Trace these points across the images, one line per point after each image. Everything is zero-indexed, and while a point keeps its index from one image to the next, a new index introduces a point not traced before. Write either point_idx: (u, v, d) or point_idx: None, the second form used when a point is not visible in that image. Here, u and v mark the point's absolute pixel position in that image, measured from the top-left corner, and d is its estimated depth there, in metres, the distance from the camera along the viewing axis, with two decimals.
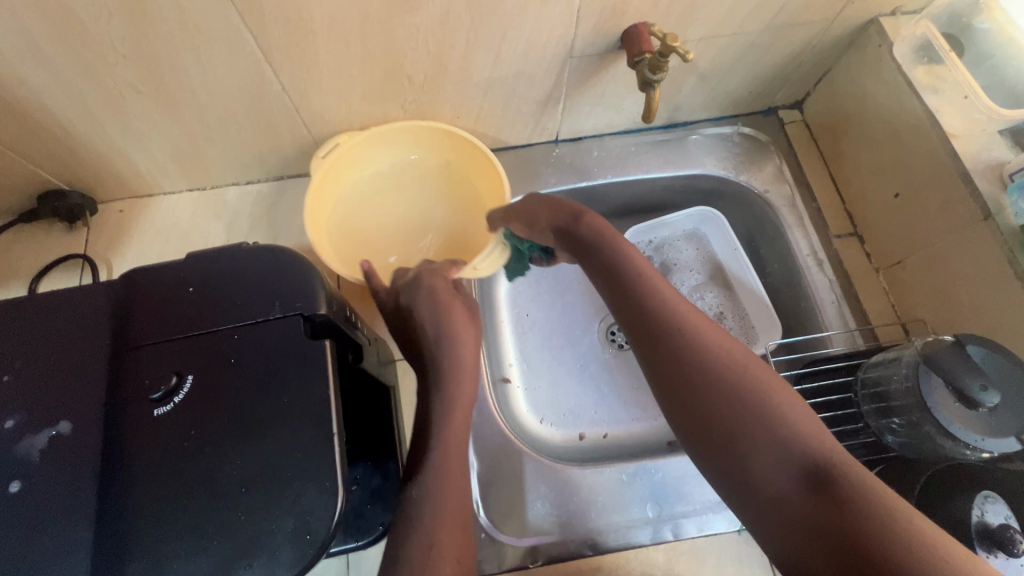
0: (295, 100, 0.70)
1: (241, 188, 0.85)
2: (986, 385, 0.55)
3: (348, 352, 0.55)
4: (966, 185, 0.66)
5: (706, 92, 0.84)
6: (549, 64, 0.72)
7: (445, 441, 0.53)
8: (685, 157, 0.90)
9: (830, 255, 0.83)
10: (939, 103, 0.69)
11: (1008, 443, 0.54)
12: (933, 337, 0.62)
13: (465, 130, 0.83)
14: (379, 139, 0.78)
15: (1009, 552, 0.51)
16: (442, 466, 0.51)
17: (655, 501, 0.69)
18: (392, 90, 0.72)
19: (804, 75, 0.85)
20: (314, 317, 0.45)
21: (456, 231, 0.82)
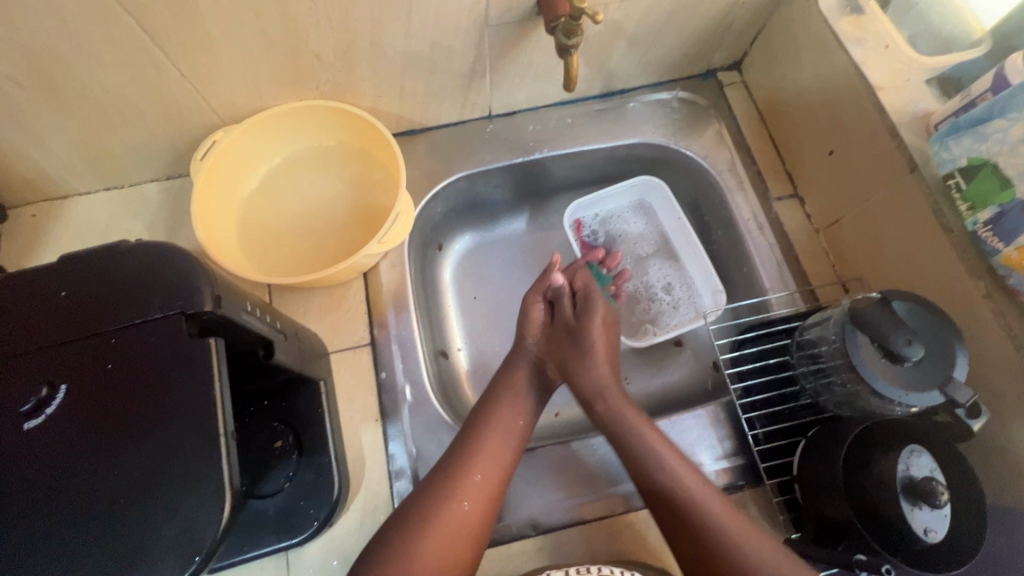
0: (197, 86, 0.66)
1: (162, 184, 0.81)
2: (911, 339, 0.54)
3: (258, 348, 0.53)
4: (893, 139, 0.64)
5: (640, 57, 0.82)
6: (465, 35, 0.69)
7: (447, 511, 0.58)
8: (623, 126, 0.87)
9: (771, 218, 0.81)
10: (864, 55, 0.68)
11: (932, 396, 0.54)
12: (861, 295, 0.60)
13: (391, 110, 0.80)
14: (259, 131, 0.73)
15: (932, 504, 0.51)
16: (420, 531, 0.57)
17: (600, 476, 0.69)
18: (302, 71, 0.68)
19: (738, 35, 0.82)
20: (198, 314, 0.42)
21: (364, 206, 0.78)
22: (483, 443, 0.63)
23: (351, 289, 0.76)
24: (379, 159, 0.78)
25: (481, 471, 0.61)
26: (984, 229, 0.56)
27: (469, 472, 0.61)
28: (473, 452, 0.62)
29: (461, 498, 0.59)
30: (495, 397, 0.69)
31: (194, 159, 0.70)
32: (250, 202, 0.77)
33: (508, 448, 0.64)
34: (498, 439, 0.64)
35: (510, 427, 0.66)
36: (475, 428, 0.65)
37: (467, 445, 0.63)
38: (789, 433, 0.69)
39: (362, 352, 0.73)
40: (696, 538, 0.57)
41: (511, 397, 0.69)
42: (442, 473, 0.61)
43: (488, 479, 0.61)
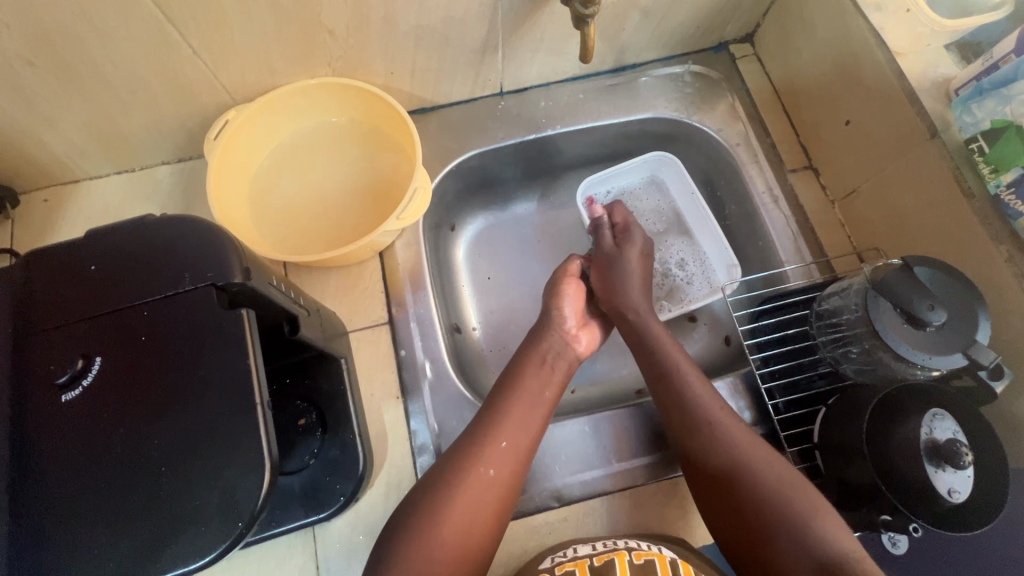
0: (210, 64, 0.66)
1: (172, 166, 0.80)
2: (933, 304, 0.54)
3: (283, 323, 0.53)
4: (913, 105, 0.64)
5: (653, 30, 0.81)
6: (478, 7, 0.68)
7: (470, 478, 0.58)
8: (635, 101, 0.87)
9: (786, 190, 0.81)
10: (883, 21, 0.67)
11: (955, 358, 0.54)
12: (882, 262, 0.61)
13: (402, 87, 0.79)
14: (271, 109, 0.72)
15: (956, 467, 0.52)
16: (450, 502, 0.57)
17: (620, 448, 0.70)
18: (313, 47, 0.67)
19: (752, 5, 0.81)
20: (229, 286, 0.42)
21: (379, 184, 0.77)
22: (508, 413, 0.63)
23: (367, 268, 0.76)
24: (392, 136, 0.77)
25: (508, 437, 0.61)
26: (1007, 191, 0.56)
27: (496, 438, 0.61)
28: (498, 421, 0.62)
29: (485, 462, 0.59)
30: (517, 374, 0.68)
31: (207, 139, 0.70)
32: (263, 184, 0.76)
33: (534, 419, 0.64)
34: (525, 405, 0.64)
35: (537, 399, 0.66)
36: (498, 403, 0.65)
37: (490, 417, 0.63)
38: (808, 402, 0.70)
39: (381, 331, 0.73)
40: (736, 500, 0.57)
41: (536, 375, 0.68)
42: (464, 445, 0.61)
43: (517, 442, 0.62)
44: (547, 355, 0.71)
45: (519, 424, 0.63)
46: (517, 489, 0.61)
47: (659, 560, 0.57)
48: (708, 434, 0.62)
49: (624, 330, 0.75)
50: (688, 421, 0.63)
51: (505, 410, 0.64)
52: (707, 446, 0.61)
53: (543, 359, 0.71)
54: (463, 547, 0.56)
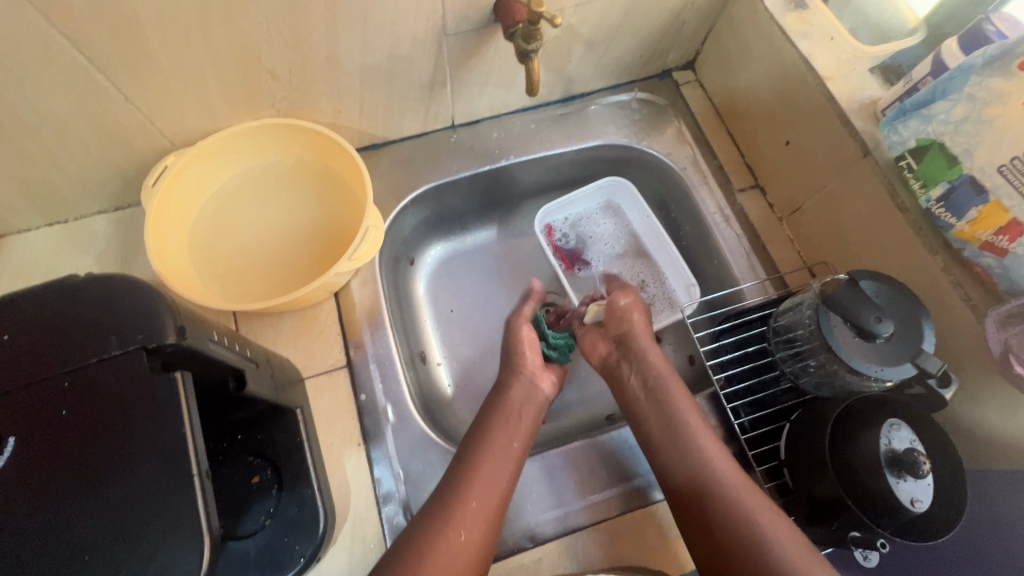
0: (146, 110, 0.63)
1: (110, 215, 0.76)
2: (880, 316, 0.56)
3: (228, 380, 0.50)
4: (845, 126, 0.67)
5: (597, 60, 0.83)
6: (423, 46, 0.68)
7: (441, 545, 0.55)
8: (586, 129, 0.88)
9: (736, 210, 0.83)
10: (811, 47, 0.70)
11: (905, 369, 0.56)
12: (830, 277, 0.63)
13: (352, 125, 0.78)
14: (214, 153, 0.70)
15: (915, 475, 0.53)
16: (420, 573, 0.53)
17: (592, 479, 0.69)
18: (255, 89, 0.66)
19: (690, 34, 0.85)
20: (162, 347, 0.40)
21: (333, 223, 0.75)
22: (477, 473, 0.61)
23: (322, 311, 0.74)
24: (342, 174, 0.76)
25: (477, 498, 0.59)
26: (937, 206, 0.58)
27: (466, 499, 0.59)
28: (467, 482, 0.60)
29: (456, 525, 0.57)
30: (485, 427, 0.67)
31: (144, 187, 0.67)
32: (207, 229, 0.73)
33: (504, 476, 0.62)
34: (495, 461, 0.63)
35: (506, 451, 0.64)
36: (465, 461, 0.63)
37: (460, 476, 0.61)
38: (772, 418, 0.70)
39: (339, 375, 0.71)
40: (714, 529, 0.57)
41: (505, 429, 0.67)
42: (435, 510, 0.58)
43: (489, 502, 0.60)
44: (515, 406, 0.70)
45: (488, 483, 0.61)
46: (490, 553, 0.58)
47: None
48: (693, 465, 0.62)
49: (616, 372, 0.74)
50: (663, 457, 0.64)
51: (471, 470, 0.61)
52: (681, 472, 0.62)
53: (512, 407, 0.70)
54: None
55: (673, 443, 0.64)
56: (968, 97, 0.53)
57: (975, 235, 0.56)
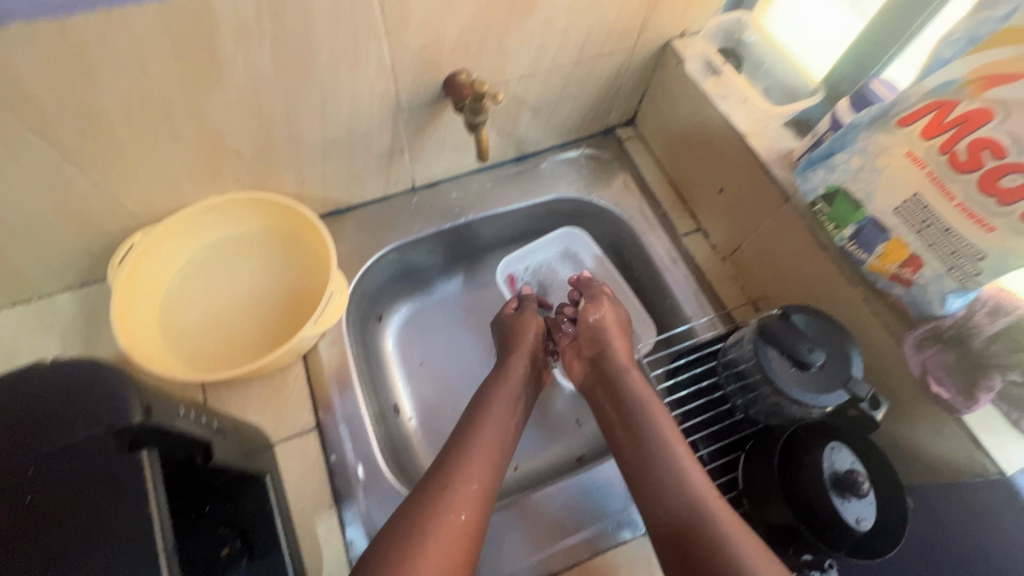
0: (113, 193, 0.66)
1: (75, 292, 0.77)
2: (811, 346, 0.61)
3: (198, 454, 0.50)
4: (766, 175, 0.74)
5: (544, 123, 0.90)
6: (379, 121, 0.73)
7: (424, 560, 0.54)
8: (539, 185, 0.95)
9: (682, 252, 0.89)
10: (730, 107, 0.78)
11: (838, 394, 0.60)
12: (766, 313, 0.68)
13: (315, 194, 0.82)
14: (181, 228, 0.73)
15: (857, 494, 0.57)
16: None
17: (564, 524, 0.70)
18: (220, 167, 0.70)
19: (627, 97, 0.93)
20: (128, 428, 0.41)
21: (300, 288, 0.78)
22: (463, 486, 0.62)
23: (291, 374, 0.75)
24: (307, 240, 0.79)
25: (468, 510, 0.60)
26: (850, 243, 0.65)
27: (454, 511, 0.59)
28: (454, 494, 0.60)
29: (450, 508, 0.59)
30: (468, 436, 0.68)
31: (111, 265, 0.69)
32: (174, 301, 0.75)
33: (488, 487, 0.63)
34: (480, 472, 0.64)
35: (490, 465, 0.66)
36: (454, 473, 0.63)
37: (452, 464, 0.64)
38: (728, 449, 0.74)
39: (308, 437, 0.71)
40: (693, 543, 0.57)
41: (491, 439, 0.68)
42: (424, 495, 0.60)
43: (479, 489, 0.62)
44: (504, 417, 0.72)
45: (473, 496, 0.61)
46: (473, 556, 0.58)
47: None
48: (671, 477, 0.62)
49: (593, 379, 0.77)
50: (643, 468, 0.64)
51: (461, 479, 0.62)
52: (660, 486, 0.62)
53: (497, 419, 0.71)
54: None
55: (642, 452, 0.65)
56: (861, 149, 0.61)
57: (885, 268, 0.62)
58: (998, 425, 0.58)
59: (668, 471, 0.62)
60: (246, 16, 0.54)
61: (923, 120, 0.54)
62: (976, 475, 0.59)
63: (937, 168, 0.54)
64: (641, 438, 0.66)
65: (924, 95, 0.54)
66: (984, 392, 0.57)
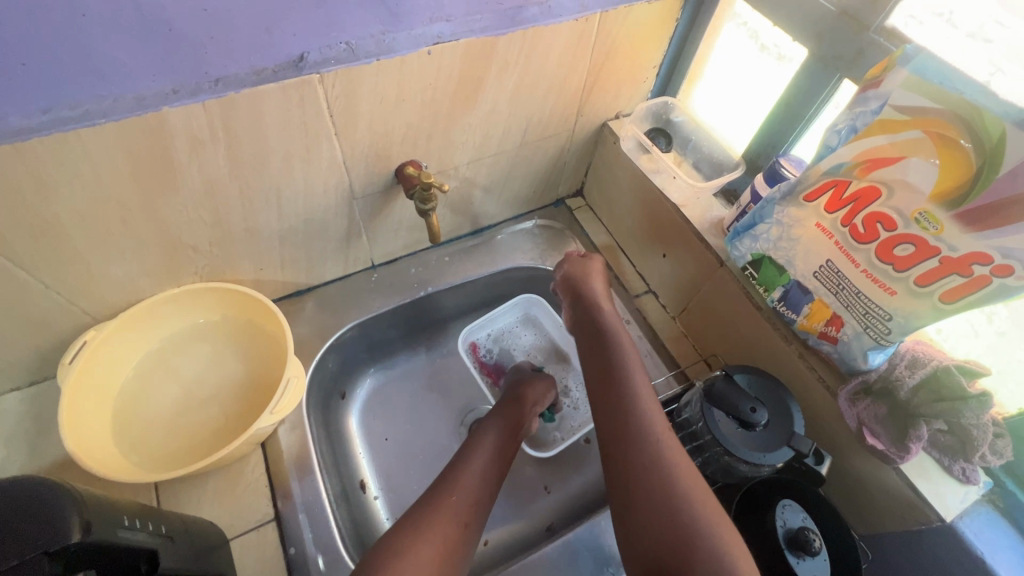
0: (67, 294, 0.67)
1: (23, 392, 0.75)
2: (754, 405, 0.64)
3: (142, 562, 0.49)
4: (702, 242, 0.80)
5: (496, 199, 0.95)
6: (334, 209, 0.77)
7: None
8: (496, 256, 0.99)
9: (635, 314, 0.93)
10: (665, 180, 0.85)
11: (784, 451, 0.63)
12: (711, 374, 0.71)
13: (275, 279, 0.84)
14: (137, 322, 0.73)
15: (810, 553, 0.58)
16: None
17: None
18: (177, 261, 0.71)
19: (572, 171, 1.00)
20: (65, 548, 0.41)
21: (259, 373, 0.79)
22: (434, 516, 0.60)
23: (249, 463, 0.74)
24: (266, 325, 0.80)
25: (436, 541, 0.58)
26: (780, 305, 0.70)
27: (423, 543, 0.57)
28: (421, 529, 0.59)
29: (443, 513, 0.61)
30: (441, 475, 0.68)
31: (62, 363, 0.68)
32: (128, 396, 0.74)
33: (460, 512, 0.62)
34: (453, 500, 0.63)
35: (462, 491, 0.65)
36: (422, 510, 0.62)
37: (423, 502, 0.63)
38: None
39: (266, 530, 0.70)
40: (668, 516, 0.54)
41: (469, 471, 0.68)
42: (423, 499, 0.64)
43: (472, 503, 0.64)
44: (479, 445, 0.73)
45: (444, 522, 0.60)
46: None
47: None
48: (655, 450, 0.59)
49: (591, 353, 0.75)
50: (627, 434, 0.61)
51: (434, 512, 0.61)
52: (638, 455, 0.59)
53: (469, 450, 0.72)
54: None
55: (620, 425, 0.63)
56: (777, 222, 0.66)
57: (813, 327, 0.66)
58: (932, 471, 0.61)
59: (653, 452, 0.59)
60: (201, 129, 0.57)
61: (825, 196, 0.60)
62: (919, 521, 0.61)
63: (843, 238, 0.60)
64: (626, 409, 0.64)
65: (822, 173, 0.60)
66: (915, 441, 0.60)
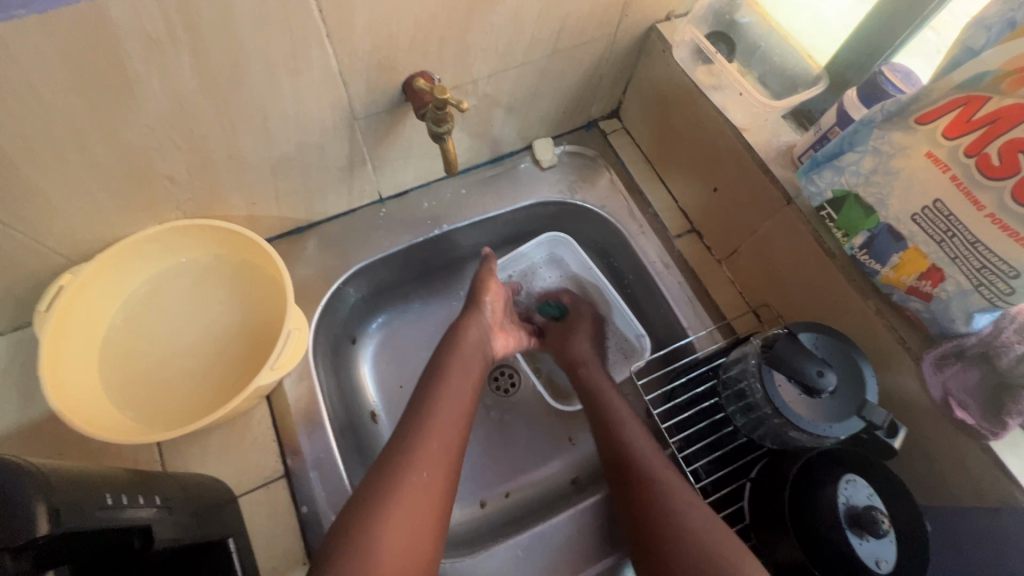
0: (31, 232, 0.58)
1: (7, 337, 0.69)
2: (822, 369, 0.55)
3: (133, 539, 0.45)
4: (765, 174, 0.68)
5: (520, 121, 0.82)
6: (332, 132, 0.65)
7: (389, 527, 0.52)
8: (519, 188, 0.87)
9: (675, 257, 0.83)
10: (724, 99, 0.71)
11: (852, 422, 0.55)
12: (770, 330, 0.62)
13: (270, 214, 0.74)
14: (119, 263, 0.65)
15: (876, 535, 0.52)
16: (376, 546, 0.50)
17: (561, 565, 0.65)
18: (155, 194, 0.61)
19: (610, 87, 0.85)
20: (32, 543, 0.35)
21: (259, 320, 0.71)
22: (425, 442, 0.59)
23: (255, 416, 0.69)
24: (264, 267, 0.72)
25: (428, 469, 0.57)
26: (861, 253, 0.59)
27: (416, 470, 0.57)
28: (412, 454, 0.58)
29: (433, 450, 0.59)
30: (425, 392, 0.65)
31: (38, 310, 0.61)
32: (120, 343, 0.67)
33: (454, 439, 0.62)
34: (443, 424, 0.62)
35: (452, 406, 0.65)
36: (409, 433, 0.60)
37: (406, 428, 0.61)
38: (732, 476, 0.68)
39: (276, 487, 0.65)
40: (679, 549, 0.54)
41: (450, 391, 0.66)
42: (385, 460, 0.58)
43: (441, 449, 0.60)
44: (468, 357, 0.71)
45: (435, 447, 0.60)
46: (450, 510, 0.58)
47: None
48: (657, 488, 0.59)
49: (603, 386, 0.74)
50: (634, 470, 0.62)
51: (425, 437, 0.60)
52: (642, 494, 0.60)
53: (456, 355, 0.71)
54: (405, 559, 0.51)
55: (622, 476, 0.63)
56: (874, 150, 0.54)
57: (900, 280, 0.56)
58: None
59: (661, 499, 0.58)
60: (154, 27, 0.45)
61: (946, 118, 0.48)
62: (1000, 502, 0.54)
63: (963, 172, 0.47)
64: (632, 467, 0.62)
65: (950, 88, 0.47)
66: (1013, 416, 0.51)
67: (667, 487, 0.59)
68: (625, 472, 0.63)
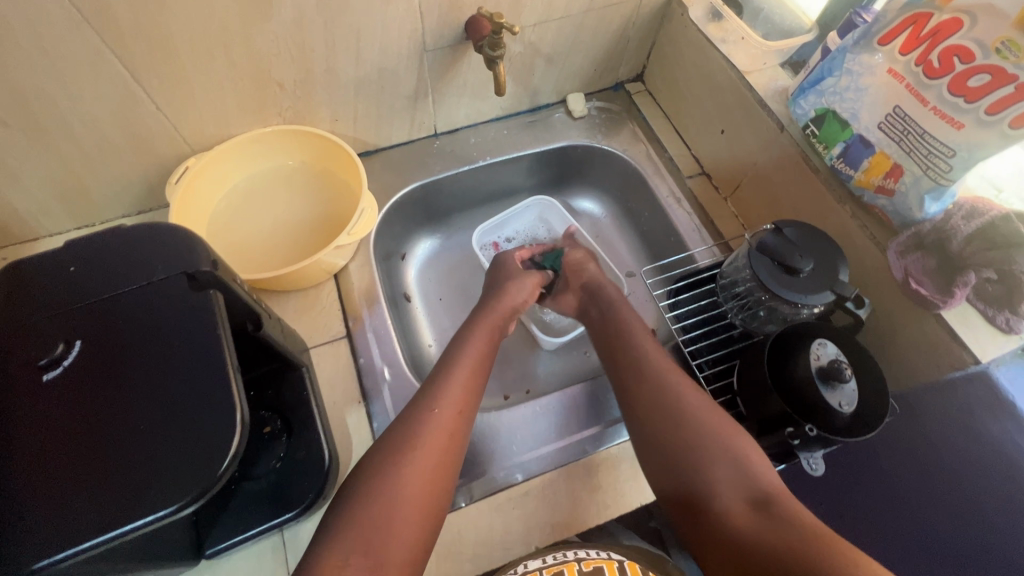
0: (173, 118, 0.74)
1: (133, 218, 0.86)
2: (802, 254, 0.66)
3: (247, 322, 0.58)
4: (763, 108, 0.80)
5: (558, 73, 0.97)
6: (406, 60, 0.81)
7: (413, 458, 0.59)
8: (552, 133, 1.01)
9: (687, 193, 0.95)
10: (731, 49, 0.84)
11: (825, 295, 0.66)
12: (760, 231, 0.73)
13: (347, 133, 0.90)
14: (229, 155, 0.81)
15: (841, 381, 0.61)
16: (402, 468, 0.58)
17: (571, 424, 0.76)
18: (266, 98, 0.78)
19: (635, 50, 1.00)
20: (198, 274, 0.49)
21: (333, 213, 0.87)
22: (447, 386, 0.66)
23: (323, 291, 0.83)
24: (340, 171, 0.87)
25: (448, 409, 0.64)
26: (838, 162, 0.70)
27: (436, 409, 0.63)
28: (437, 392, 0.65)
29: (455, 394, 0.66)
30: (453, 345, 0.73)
31: (169, 182, 0.76)
32: (224, 221, 0.84)
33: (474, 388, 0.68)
34: (460, 372, 0.69)
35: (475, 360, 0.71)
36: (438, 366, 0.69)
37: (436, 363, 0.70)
38: (724, 359, 0.79)
39: (340, 344, 0.79)
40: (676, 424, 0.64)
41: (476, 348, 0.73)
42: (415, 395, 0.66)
43: (462, 402, 0.66)
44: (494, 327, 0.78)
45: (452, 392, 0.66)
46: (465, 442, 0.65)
47: (607, 567, 0.61)
48: (655, 375, 0.69)
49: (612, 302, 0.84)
50: (632, 361, 0.72)
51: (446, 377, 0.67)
52: (645, 379, 0.69)
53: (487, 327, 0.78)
54: (430, 482, 0.59)
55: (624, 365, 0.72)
56: (848, 71, 0.66)
57: (870, 182, 0.67)
58: (973, 319, 0.63)
59: (658, 384, 0.68)
60: None
61: (901, 37, 0.60)
62: (955, 369, 0.63)
63: (914, 79, 0.59)
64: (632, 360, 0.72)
65: (901, 11, 0.60)
66: (960, 286, 0.62)
67: (663, 374, 0.69)
68: (626, 361, 0.73)
